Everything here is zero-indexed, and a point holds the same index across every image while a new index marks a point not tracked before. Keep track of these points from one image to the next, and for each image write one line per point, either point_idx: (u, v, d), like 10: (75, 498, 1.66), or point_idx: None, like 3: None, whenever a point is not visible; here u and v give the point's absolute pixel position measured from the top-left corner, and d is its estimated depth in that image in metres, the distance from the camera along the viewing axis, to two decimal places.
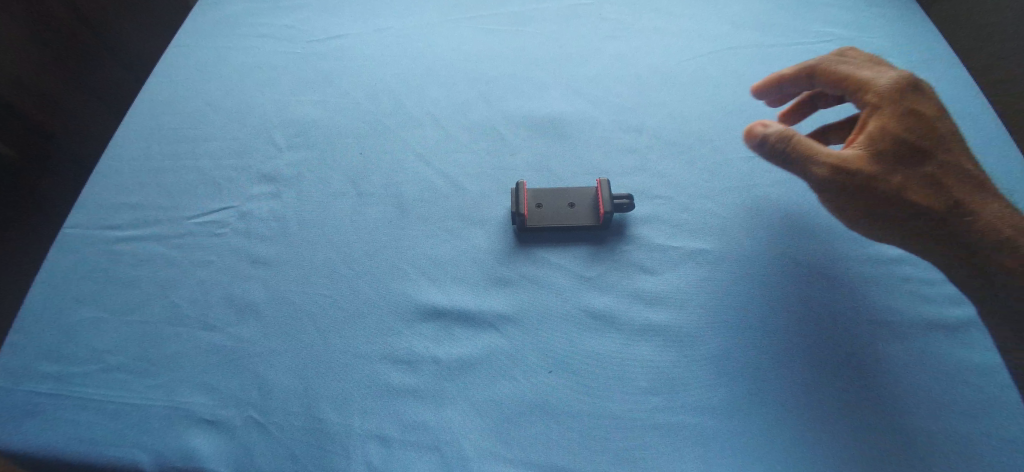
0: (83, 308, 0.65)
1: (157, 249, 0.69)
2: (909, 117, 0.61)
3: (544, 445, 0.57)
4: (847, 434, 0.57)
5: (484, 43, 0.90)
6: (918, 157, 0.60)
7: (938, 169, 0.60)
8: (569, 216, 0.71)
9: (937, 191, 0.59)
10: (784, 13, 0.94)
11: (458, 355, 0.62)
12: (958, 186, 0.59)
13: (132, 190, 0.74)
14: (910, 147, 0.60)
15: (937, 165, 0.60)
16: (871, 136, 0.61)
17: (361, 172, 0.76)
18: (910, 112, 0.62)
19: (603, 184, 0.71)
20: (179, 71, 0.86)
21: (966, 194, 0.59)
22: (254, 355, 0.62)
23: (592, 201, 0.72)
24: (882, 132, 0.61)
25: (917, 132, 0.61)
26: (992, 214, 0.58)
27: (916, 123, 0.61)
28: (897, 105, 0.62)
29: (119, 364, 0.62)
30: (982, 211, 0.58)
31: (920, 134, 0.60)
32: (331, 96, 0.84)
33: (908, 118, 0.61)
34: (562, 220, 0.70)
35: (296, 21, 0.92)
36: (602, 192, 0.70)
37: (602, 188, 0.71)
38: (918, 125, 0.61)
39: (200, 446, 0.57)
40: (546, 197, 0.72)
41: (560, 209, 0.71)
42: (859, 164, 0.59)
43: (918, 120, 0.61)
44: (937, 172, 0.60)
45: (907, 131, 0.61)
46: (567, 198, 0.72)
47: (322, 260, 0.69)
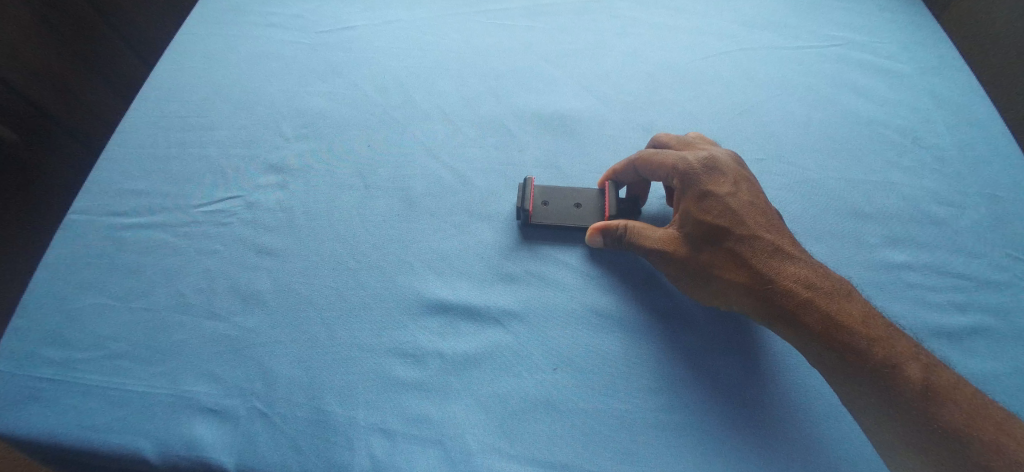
0: (88, 294, 0.65)
1: (163, 238, 0.69)
2: (709, 200, 0.63)
3: (546, 441, 0.57)
4: (848, 438, 0.58)
5: (494, 37, 0.90)
6: (760, 245, 0.61)
7: (776, 256, 0.60)
8: (573, 215, 0.70)
9: (803, 280, 0.59)
10: (795, 15, 0.94)
11: (463, 351, 0.62)
12: (780, 273, 0.60)
13: (137, 177, 0.73)
14: (719, 233, 0.62)
15: (781, 251, 0.61)
16: (678, 222, 0.64)
17: (368, 165, 0.76)
18: (725, 196, 0.63)
19: (610, 187, 0.71)
20: (187, 58, 0.85)
21: (830, 287, 0.58)
22: (258, 345, 0.62)
23: (597, 202, 0.71)
24: (684, 218, 0.64)
25: (716, 213, 0.62)
26: (851, 307, 0.57)
27: (727, 209, 0.62)
28: (703, 189, 0.63)
29: (123, 352, 0.62)
30: (839, 303, 0.57)
31: (735, 220, 0.62)
32: (340, 88, 0.83)
33: (708, 204, 0.63)
34: (566, 219, 0.70)
35: (306, 11, 0.92)
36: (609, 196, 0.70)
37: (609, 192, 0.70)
38: (717, 208, 0.62)
39: (204, 435, 0.57)
40: (553, 195, 0.72)
41: (565, 207, 0.71)
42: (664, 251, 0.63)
43: (720, 205, 0.62)
44: (775, 263, 0.60)
45: (705, 216, 0.62)
46: (574, 198, 0.72)
47: (327, 251, 0.68)
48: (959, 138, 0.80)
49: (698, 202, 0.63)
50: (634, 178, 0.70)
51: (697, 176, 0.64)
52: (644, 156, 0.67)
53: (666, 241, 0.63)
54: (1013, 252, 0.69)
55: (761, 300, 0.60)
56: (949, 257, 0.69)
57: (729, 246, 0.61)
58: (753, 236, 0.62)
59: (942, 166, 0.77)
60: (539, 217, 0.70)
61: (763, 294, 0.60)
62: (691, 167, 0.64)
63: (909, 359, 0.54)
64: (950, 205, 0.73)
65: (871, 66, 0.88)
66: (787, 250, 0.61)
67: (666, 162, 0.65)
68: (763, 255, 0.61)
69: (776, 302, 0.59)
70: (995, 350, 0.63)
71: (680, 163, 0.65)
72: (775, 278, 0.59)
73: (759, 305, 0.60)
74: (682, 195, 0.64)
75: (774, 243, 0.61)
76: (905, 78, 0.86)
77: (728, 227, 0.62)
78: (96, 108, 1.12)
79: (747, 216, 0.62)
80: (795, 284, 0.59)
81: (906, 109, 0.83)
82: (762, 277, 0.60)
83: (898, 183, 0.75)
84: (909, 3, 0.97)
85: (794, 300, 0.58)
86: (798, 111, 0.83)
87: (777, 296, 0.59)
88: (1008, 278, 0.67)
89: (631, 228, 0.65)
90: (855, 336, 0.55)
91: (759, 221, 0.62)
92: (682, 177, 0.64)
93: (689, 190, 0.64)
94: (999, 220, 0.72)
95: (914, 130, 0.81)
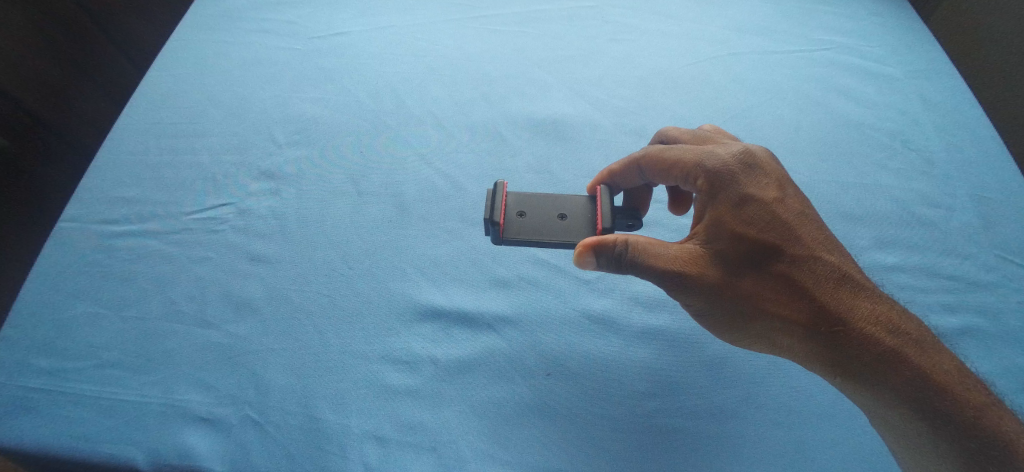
0: (79, 303, 0.65)
1: (155, 245, 0.69)
2: (747, 206, 0.56)
3: (540, 446, 0.57)
4: (839, 441, 0.58)
5: (487, 43, 0.90)
6: (805, 260, 0.55)
7: (823, 272, 0.54)
8: (550, 229, 0.63)
9: (855, 301, 0.53)
10: (785, 20, 0.95)
11: (455, 356, 0.62)
12: (829, 292, 0.53)
13: (128, 184, 0.73)
14: (761, 248, 0.55)
15: (828, 267, 0.54)
16: (708, 235, 0.57)
17: (361, 171, 0.76)
18: (764, 202, 0.56)
19: (603, 191, 0.66)
20: (178, 65, 0.85)
21: (908, 330, 0.51)
22: (251, 353, 0.62)
23: (584, 212, 0.65)
24: (717, 230, 0.56)
25: (762, 231, 0.55)
26: (936, 357, 0.49)
27: (768, 217, 0.55)
28: (739, 193, 0.57)
29: (115, 360, 0.61)
30: (922, 351, 0.50)
31: (787, 242, 0.55)
32: (332, 94, 0.83)
33: (746, 211, 0.56)
34: (547, 232, 0.63)
35: (298, 17, 0.92)
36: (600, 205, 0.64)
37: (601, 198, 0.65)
38: (757, 216, 0.56)
39: (195, 444, 0.57)
40: (530, 205, 0.65)
41: (541, 218, 0.64)
42: (692, 266, 0.55)
43: (759, 212, 0.56)
44: (828, 286, 0.53)
45: (744, 225, 0.55)
46: (556, 208, 0.65)
47: (320, 258, 0.68)
48: (947, 140, 0.81)
49: (739, 216, 0.56)
50: (636, 177, 0.66)
51: (731, 179, 0.57)
52: (654, 154, 0.63)
53: (694, 254, 0.56)
54: (1001, 253, 0.70)
55: (810, 323, 0.53)
56: (938, 258, 0.70)
57: (778, 270, 0.54)
58: (798, 250, 0.55)
59: (930, 169, 0.78)
60: (513, 232, 0.63)
61: (812, 317, 0.53)
62: (722, 168, 0.58)
63: (989, 407, 0.47)
64: (940, 207, 0.74)
65: (860, 69, 0.89)
66: (836, 267, 0.54)
67: (689, 161, 0.60)
68: (810, 272, 0.54)
69: (829, 327, 0.52)
70: (985, 351, 0.63)
71: (720, 168, 0.58)
72: (824, 297, 0.53)
73: (806, 329, 0.53)
74: (718, 205, 0.57)
75: (821, 258, 0.55)
76: (894, 81, 0.87)
77: (770, 238, 0.55)
78: (88, 113, 1.06)
79: (790, 226, 0.56)
80: (846, 306, 0.52)
81: (895, 112, 0.84)
82: (808, 296, 0.53)
83: (888, 186, 0.76)
84: (898, 7, 0.98)
85: (858, 334, 0.51)
86: (789, 115, 0.83)
87: (829, 319, 0.52)
88: (996, 279, 0.68)
89: (647, 240, 0.56)
90: (939, 390, 0.48)
91: (804, 232, 0.56)
92: (713, 179, 0.58)
93: (723, 194, 0.57)
94: (987, 221, 0.73)
95: (903, 133, 0.81)
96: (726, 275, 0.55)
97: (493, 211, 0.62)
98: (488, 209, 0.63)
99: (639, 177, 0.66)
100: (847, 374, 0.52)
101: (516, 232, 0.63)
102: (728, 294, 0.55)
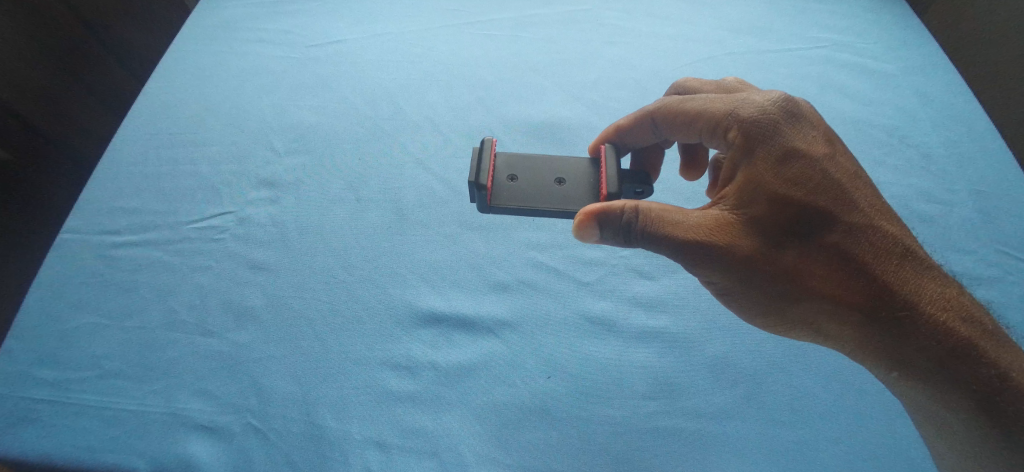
0: (81, 314, 0.65)
1: (155, 255, 0.69)
2: (790, 164, 0.50)
3: (541, 450, 0.57)
4: (840, 439, 0.58)
5: (483, 47, 0.91)
6: (857, 228, 0.50)
7: (878, 243, 0.49)
8: (539, 195, 0.61)
9: (912, 277, 0.49)
10: (781, 19, 0.95)
11: (455, 361, 0.62)
12: (884, 265, 0.49)
13: (129, 195, 0.73)
14: (812, 217, 0.50)
15: (883, 236, 0.50)
16: (746, 196, 0.51)
17: (360, 178, 0.76)
18: (811, 160, 0.51)
19: (608, 151, 0.63)
20: (176, 75, 0.86)
21: (977, 317, 0.47)
22: (252, 361, 0.62)
23: (582, 180, 0.63)
24: (758, 193, 0.50)
25: (813, 196, 0.50)
26: (1005, 350, 0.46)
27: (817, 179, 0.50)
28: (781, 148, 0.51)
29: (117, 370, 0.61)
30: (992, 342, 0.46)
31: (842, 211, 0.50)
32: (330, 101, 0.84)
33: (789, 170, 0.50)
34: (540, 198, 0.61)
35: (295, 26, 0.93)
36: (604, 169, 0.61)
37: (604, 161, 0.62)
38: (802, 176, 0.50)
39: (197, 452, 0.57)
40: (522, 170, 0.63)
41: (533, 184, 0.62)
42: (720, 234, 0.50)
43: (804, 173, 0.50)
44: (891, 264, 0.49)
45: (786, 186, 0.50)
46: (552, 174, 0.63)
47: (320, 265, 0.69)
48: (944, 136, 0.81)
49: (785, 178, 0.50)
50: (649, 130, 0.64)
51: (772, 133, 0.51)
52: (670, 106, 0.60)
53: (725, 221, 0.51)
54: (1001, 247, 0.70)
55: (861, 300, 0.48)
56: (937, 254, 0.70)
57: (830, 242, 0.49)
58: (851, 215, 0.50)
59: (928, 164, 0.78)
60: (499, 196, 0.61)
61: (865, 293, 0.48)
62: (760, 120, 0.52)
63: None
64: (938, 202, 0.74)
65: (856, 67, 0.89)
66: (893, 238, 0.50)
67: (722, 112, 0.54)
68: (864, 242, 0.49)
69: (882, 304, 0.48)
70: None
71: (765, 120, 0.52)
72: (878, 271, 0.49)
73: (863, 311, 0.48)
74: (759, 163, 0.51)
75: (875, 226, 0.50)
76: (889, 78, 0.87)
77: (819, 202, 0.50)
78: (86, 121, 1.06)
79: (839, 189, 0.51)
80: (904, 283, 0.48)
81: (892, 109, 0.84)
82: (862, 271, 0.49)
83: (886, 183, 0.76)
84: (892, 5, 0.98)
85: (924, 320, 0.47)
86: None
87: (882, 295, 0.48)
88: (996, 274, 0.68)
89: (662, 206, 0.52)
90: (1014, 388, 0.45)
91: (856, 196, 0.51)
92: (749, 132, 0.52)
93: (761, 149, 0.51)
94: (986, 215, 0.73)
95: (900, 129, 0.81)
96: (765, 246, 0.49)
97: (479, 174, 0.59)
98: (474, 168, 0.60)
99: (652, 129, 0.64)
100: (897, 357, 0.48)
101: (502, 196, 0.61)
102: (765, 265, 0.49)
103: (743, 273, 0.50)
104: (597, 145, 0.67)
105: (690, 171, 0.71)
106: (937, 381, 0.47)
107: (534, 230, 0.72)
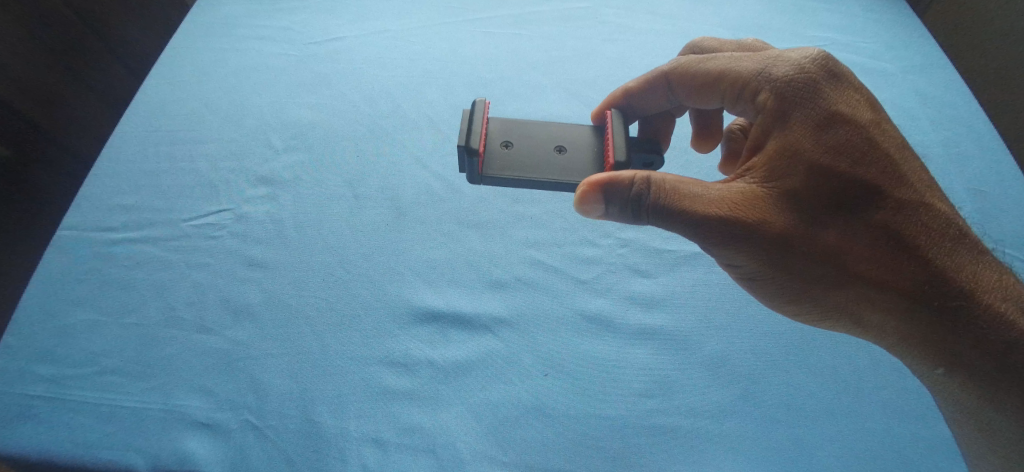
0: (79, 311, 0.65)
1: (153, 252, 0.69)
2: (827, 130, 0.50)
3: (537, 449, 0.57)
4: (836, 438, 0.59)
5: (481, 45, 0.91)
6: (905, 205, 0.49)
7: (928, 221, 0.49)
8: (532, 164, 0.61)
9: (962, 259, 0.48)
10: (780, 18, 0.95)
11: (453, 359, 0.62)
12: (934, 245, 0.48)
13: (127, 191, 0.74)
14: (853, 188, 0.49)
15: (931, 214, 0.49)
16: (782, 163, 0.50)
17: (358, 175, 0.76)
18: (851, 126, 0.50)
19: (614, 117, 0.64)
20: (174, 72, 0.86)
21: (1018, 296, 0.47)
22: (249, 358, 0.62)
23: (584, 150, 0.63)
24: (794, 159, 0.50)
25: (853, 164, 0.49)
26: None
27: (858, 146, 0.50)
28: (818, 112, 0.51)
29: (114, 367, 0.62)
30: None
31: (885, 183, 0.49)
32: (328, 98, 0.84)
33: (827, 137, 0.50)
34: (536, 165, 0.61)
35: (293, 24, 0.92)
36: (611, 139, 0.61)
37: (610, 130, 0.63)
38: (842, 143, 0.49)
39: (195, 449, 0.57)
40: (518, 139, 0.64)
41: (528, 153, 0.63)
42: (745, 209, 0.49)
43: (843, 139, 0.50)
44: (936, 241, 0.48)
45: (826, 154, 0.49)
46: (552, 144, 0.64)
47: (318, 262, 0.69)
48: (942, 134, 0.81)
49: (823, 145, 0.50)
50: (662, 91, 0.64)
51: (809, 96, 0.51)
52: (686, 66, 0.61)
53: (754, 194, 0.50)
54: (998, 246, 0.70)
55: (907, 282, 0.48)
56: None
57: (869, 216, 0.49)
58: (897, 190, 0.49)
59: (927, 163, 0.78)
60: (490, 165, 0.61)
61: (907, 271, 0.48)
62: (793, 83, 0.52)
63: None
64: None
65: (855, 66, 0.89)
66: (938, 214, 0.50)
67: (755, 74, 0.54)
68: (912, 220, 0.49)
69: (925, 282, 0.47)
70: None
71: (805, 83, 0.52)
72: (927, 252, 0.48)
73: (903, 289, 0.48)
74: (794, 129, 0.51)
75: (919, 200, 0.50)
76: (888, 77, 0.87)
77: (862, 173, 0.49)
78: (86, 119, 1.06)
79: (884, 161, 0.50)
80: (950, 261, 0.48)
81: (890, 107, 0.84)
82: (906, 247, 0.48)
83: None
84: (891, 4, 0.98)
85: (967, 298, 0.47)
86: None
87: (934, 280, 0.47)
88: None
89: (681, 179, 0.50)
90: None
91: (902, 169, 0.50)
92: (782, 95, 0.52)
93: (795, 113, 0.51)
94: (984, 214, 0.73)
95: (899, 128, 0.81)
96: (798, 220, 0.49)
97: (471, 138, 0.59)
98: (466, 133, 0.60)
99: (665, 89, 0.64)
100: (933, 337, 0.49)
101: (493, 166, 0.61)
102: (800, 241, 0.48)
103: (773, 249, 0.49)
104: (602, 109, 0.68)
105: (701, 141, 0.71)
106: (978, 362, 0.47)
107: (532, 229, 0.72)
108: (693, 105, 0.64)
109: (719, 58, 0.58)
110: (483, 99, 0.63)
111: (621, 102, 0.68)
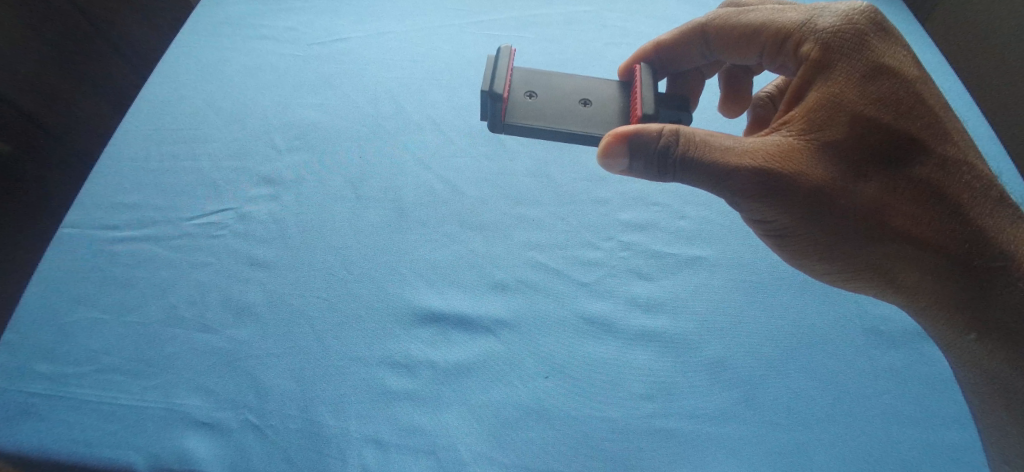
0: (80, 308, 0.65)
1: (156, 251, 0.69)
2: (871, 82, 0.52)
3: (537, 451, 0.57)
4: (836, 442, 0.59)
5: (484, 48, 0.91)
6: (946, 163, 0.52)
7: (962, 179, 0.52)
8: (555, 115, 0.63)
9: (991, 216, 0.52)
10: None
11: (454, 360, 0.62)
12: (972, 204, 0.51)
13: (129, 189, 0.74)
14: (891, 144, 0.51)
15: (970, 174, 0.52)
16: (824, 113, 0.52)
17: (360, 176, 0.76)
18: (896, 79, 0.52)
19: (642, 71, 0.65)
20: (178, 70, 0.86)
21: None
22: (251, 357, 0.62)
23: (609, 106, 0.65)
24: (835, 109, 0.51)
25: (894, 116, 0.51)
26: None
27: (900, 100, 0.52)
28: (862, 62, 0.52)
29: (114, 365, 0.61)
30: None
31: (922, 140, 0.52)
32: (333, 98, 0.84)
33: (871, 90, 0.52)
34: (557, 118, 0.63)
35: (298, 24, 0.93)
36: (640, 91, 0.62)
37: (639, 83, 0.63)
38: (885, 96, 0.52)
39: (195, 448, 0.57)
40: (542, 90, 0.65)
41: (552, 104, 0.64)
42: (783, 161, 0.50)
43: (885, 93, 0.52)
44: (969, 199, 0.51)
45: (870, 105, 0.51)
46: (579, 96, 0.65)
47: (319, 262, 0.69)
48: None
49: (866, 97, 0.52)
50: (696, 43, 0.66)
51: (855, 46, 0.53)
52: (725, 18, 0.62)
53: (792, 147, 0.51)
54: None
55: (938, 238, 0.51)
56: None
57: (905, 171, 0.51)
58: (936, 147, 0.52)
59: None
60: (511, 114, 0.62)
61: (939, 225, 0.51)
62: (840, 33, 0.54)
63: None
64: None
65: None
66: (973, 170, 0.53)
67: (799, 26, 0.56)
68: (953, 179, 0.51)
69: (953, 238, 0.51)
70: None
71: (853, 36, 0.53)
72: (965, 210, 0.51)
73: (933, 243, 0.51)
74: (837, 79, 0.53)
75: (956, 158, 0.52)
76: None
77: (905, 128, 0.51)
78: (89, 118, 1.07)
79: (926, 118, 0.52)
80: (979, 217, 0.51)
81: None
82: (940, 202, 0.51)
83: None
84: (895, 9, 0.98)
85: (993, 254, 0.51)
86: None
87: (962, 237, 0.51)
88: None
89: (711, 133, 0.52)
90: None
91: (945, 127, 0.53)
92: (827, 45, 0.54)
93: (840, 63, 0.53)
94: None
95: None
96: (836, 174, 0.50)
97: (494, 83, 0.60)
98: (489, 78, 0.61)
99: (699, 43, 0.66)
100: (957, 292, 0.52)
101: (515, 114, 0.63)
102: (838, 193, 0.50)
103: (809, 202, 0.51)
104: (631, 64, 0.69)
105: (727, 105, 0.74)
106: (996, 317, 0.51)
107: (534, 230, 0.72)
108: (726, 60, 0.66)
109: (762, 10, 0.60)
110: (508, 46, 0.64)
111: (649, 57, 0.69)
